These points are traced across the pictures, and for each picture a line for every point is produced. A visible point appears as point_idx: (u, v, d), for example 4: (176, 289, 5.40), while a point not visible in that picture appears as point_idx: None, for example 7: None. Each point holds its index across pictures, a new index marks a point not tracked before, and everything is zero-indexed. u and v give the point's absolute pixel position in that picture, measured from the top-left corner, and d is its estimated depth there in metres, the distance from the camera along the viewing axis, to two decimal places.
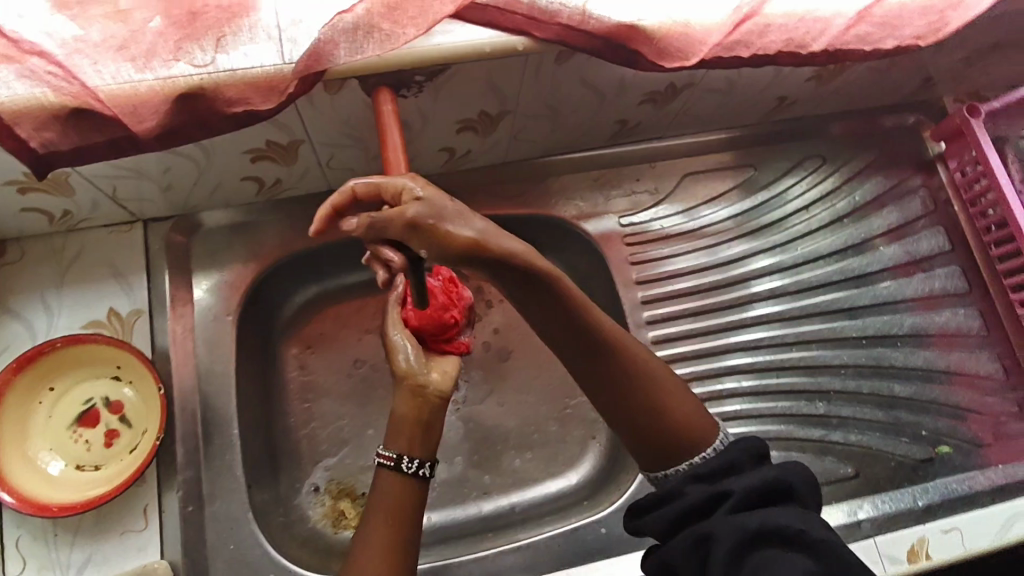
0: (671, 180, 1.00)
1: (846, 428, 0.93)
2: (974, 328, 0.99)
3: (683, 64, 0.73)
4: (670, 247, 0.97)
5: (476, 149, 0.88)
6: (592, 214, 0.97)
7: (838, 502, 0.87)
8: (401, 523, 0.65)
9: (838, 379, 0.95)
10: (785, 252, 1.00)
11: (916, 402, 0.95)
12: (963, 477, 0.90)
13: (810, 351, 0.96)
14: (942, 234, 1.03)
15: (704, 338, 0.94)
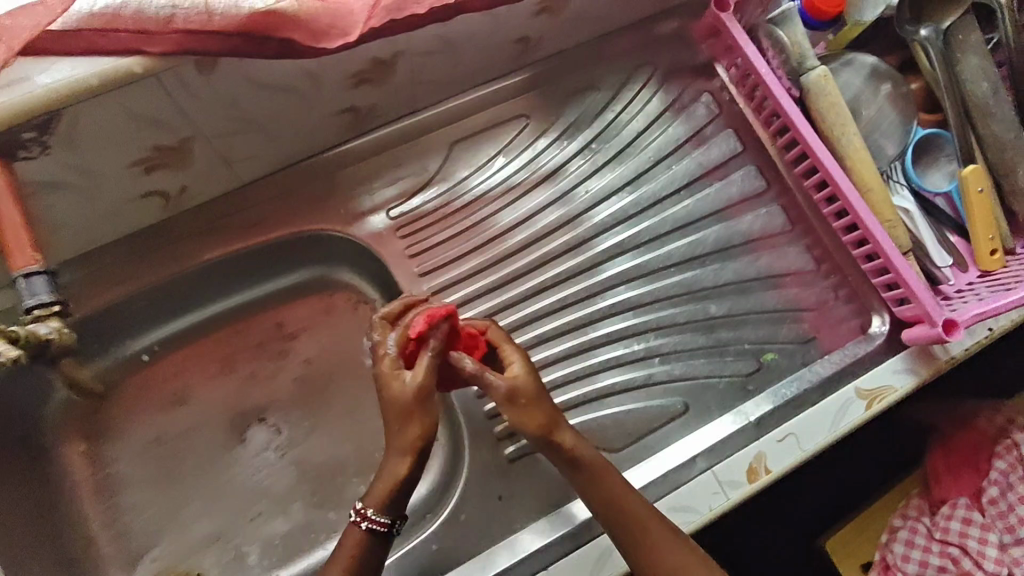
0: (438, 153, 0.92)
1: (673, 362, 0.89)
2: (779, 224, 0.96)
3: (346, 41, 0.63)
4: (450, 228, 0.90)
5: (191, 183, 0.78)
6: (355, 215, 0.89)
7: (671, 443, 0.84)
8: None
9: (653, 316, 0.91)
10: (592, 187, 0.94)
11: (737, 317, 0.92)
12: (791, 380, 0.88)
13: (620, 295, 0.91)
14: (733, 136, 0.99)
15: (508, 313, 0.88)
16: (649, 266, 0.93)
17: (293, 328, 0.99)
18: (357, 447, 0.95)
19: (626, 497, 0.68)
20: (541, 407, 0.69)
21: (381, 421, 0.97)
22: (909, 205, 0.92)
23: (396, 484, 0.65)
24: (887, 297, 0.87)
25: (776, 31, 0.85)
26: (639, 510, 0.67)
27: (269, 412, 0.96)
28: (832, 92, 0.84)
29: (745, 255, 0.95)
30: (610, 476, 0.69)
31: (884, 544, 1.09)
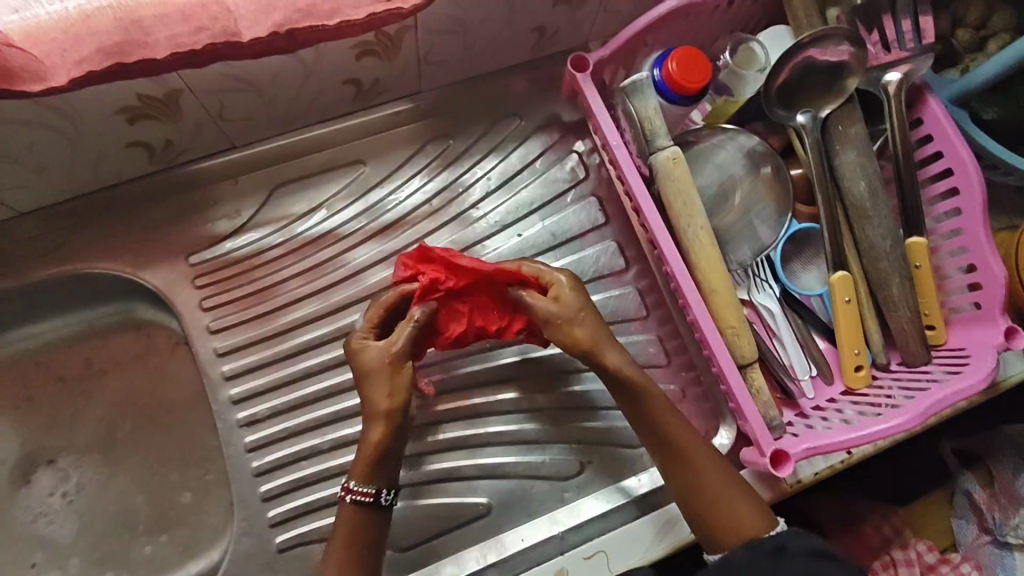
0: (257, 196, 0.84)
1: (491, 452, 0.80)
2: (635, 309, 0.87)
3: (47, 86, 0.53)
4: (256, 282, 0.83)
5: None
6: (153, 258, 0.81)
7: (467, 548, 0.76)
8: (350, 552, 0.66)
9: (472, 399, 0.81)
10: (442, 238, 0.87)
11: (568, 410, 0.82)
12: (614, 488, 0.78)
13: (436, 373, 0.82)
14: (595, 204, 0.90)
15: (310, 382, 0.81)
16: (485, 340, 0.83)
17: (100, 365, 0.89)
18: (152, 504, 0.86)
19: (666, 412, 0.71)
20: (582, 330, 0.72)
21: (183, 474, 0.87)
22: (772, 306, 0.84)
23: (373, 450, 0.69)
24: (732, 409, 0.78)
25: (628, 101, 0.75)
26: (671, 426, 0.71)
27: (62, 454, 0.87)
28: (681, 176, 0.74)
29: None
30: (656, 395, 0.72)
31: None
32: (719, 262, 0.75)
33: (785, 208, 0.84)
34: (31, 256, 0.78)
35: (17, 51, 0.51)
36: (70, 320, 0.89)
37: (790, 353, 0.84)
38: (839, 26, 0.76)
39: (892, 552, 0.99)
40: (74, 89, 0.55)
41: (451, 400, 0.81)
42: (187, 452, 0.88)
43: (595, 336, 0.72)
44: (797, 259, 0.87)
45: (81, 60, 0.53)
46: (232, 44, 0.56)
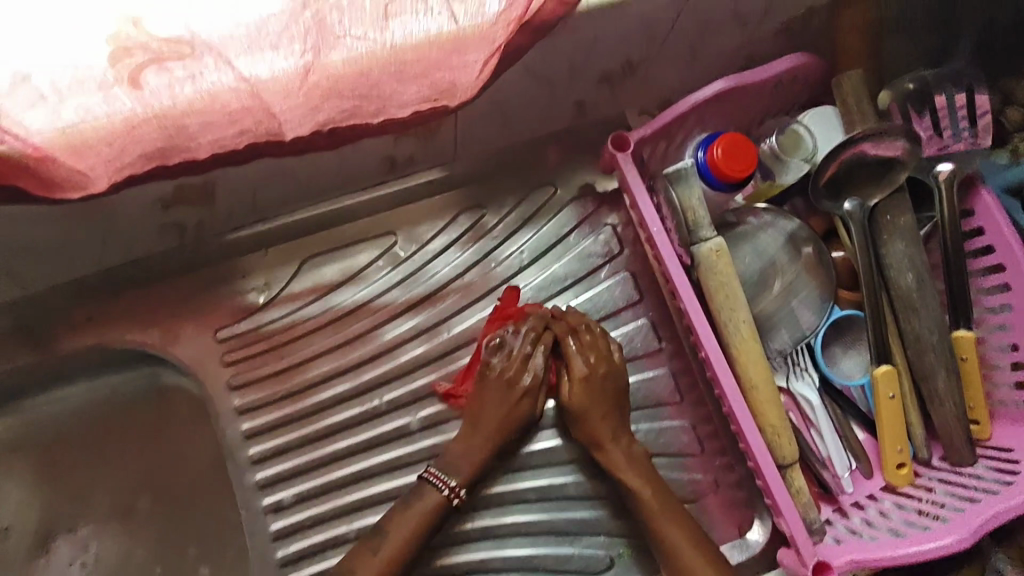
0: (287, 269, 0.82)
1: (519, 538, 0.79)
2: (669, 392, 0.84)
3: (86, 192, 0.52)
4: (283, 359, 0.82)
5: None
6: (183, 333, 0.81)
7: None
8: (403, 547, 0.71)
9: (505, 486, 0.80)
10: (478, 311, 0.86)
11: (593, 502, 0.80)
12: None
13: None
14: (629, 281, 0.87)
15: (339, 441, 0.81)
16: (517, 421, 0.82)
17: (122, 431, 0.88)
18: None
19: (661, 511, 0.73)
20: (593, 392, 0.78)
21: (205, 545, 0.86)
22: (811, 395, 0.82)
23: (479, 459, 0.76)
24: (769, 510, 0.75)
25: (671, 189, 0.73)
26: (667, 528, 0.72)
27: (83, 522, 0.85)
28: (723, 268, 0.72)
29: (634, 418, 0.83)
30: (664, 491, 0.75)
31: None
32: (761, 357, 0.73)
33: (827, 294, 0.82)
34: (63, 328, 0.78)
35: (60, 163, 0.49)
36: (93, 384, 0.87)
37: (828, 443, 0.81)
38: (896, 124, 0.72)
39: None
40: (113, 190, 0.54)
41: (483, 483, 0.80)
42: (208, 523, 0.86)
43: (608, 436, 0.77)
44: (838, 344, 0.84)
45: (122, 166, 0.51)
46: (273, 144, 0.55)
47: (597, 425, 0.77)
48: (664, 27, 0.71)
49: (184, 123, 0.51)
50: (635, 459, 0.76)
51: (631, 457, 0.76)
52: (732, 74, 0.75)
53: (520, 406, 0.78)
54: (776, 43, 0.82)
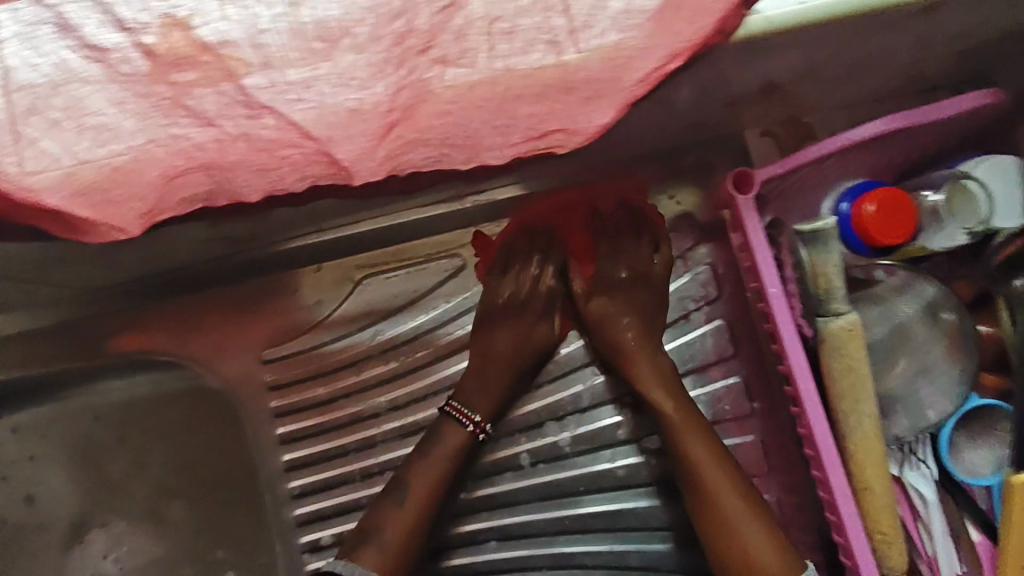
0: (341, 285, 0.73)
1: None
2: (752, 461, 0.76)
3: (100, 240, 0.41)
4: (328, 388, 0.72)
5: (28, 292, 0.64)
6: (225, 350, 0.72)
7: None
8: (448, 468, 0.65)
9: (568, 551, 0.72)
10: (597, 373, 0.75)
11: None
12: None
13: (522, 517, 0.73)
14: (724, 332, 0.76)
15: (397, 448, 0.71)
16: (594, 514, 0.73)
17: (155, 429, 0.84)
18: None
19: (707, 457, 0.63)
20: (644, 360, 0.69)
21: (224, 535, 0.83)
22: (926, 491, 0.70)
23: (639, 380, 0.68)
24: None
25: (800, 248, 0.61)
26: (700, 457, 0.63)
27: (116, 518, 0.84)
28: (851, 352, 0.60)
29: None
30: (670, 377, 0.68)
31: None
32: (880, 458, 0.62)
33: (966, 381, 0.69)
34: (87, 345, 0.72)
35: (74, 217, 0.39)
36: (150, 385, 0.84)
37: (935, 544, 0.70)
38: None
39: None
40: (143, 229, 0.43)
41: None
42: (231, 521, 0.83)
43: (653, 379, 0.67)
44: (961, 431, 0.71)
45: (151, 210, 0.41)
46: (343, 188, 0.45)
47: (643, 372, 0.68)
48: (828, 53, 0.56)
49: (230, 175, 0.41)
50: (686, 401, 0.66)
51: (711, 446, 0.64)
52: (899, 113, 0.63)
53: (537, 333, 0.72)
54: (956, 65, 0.66)
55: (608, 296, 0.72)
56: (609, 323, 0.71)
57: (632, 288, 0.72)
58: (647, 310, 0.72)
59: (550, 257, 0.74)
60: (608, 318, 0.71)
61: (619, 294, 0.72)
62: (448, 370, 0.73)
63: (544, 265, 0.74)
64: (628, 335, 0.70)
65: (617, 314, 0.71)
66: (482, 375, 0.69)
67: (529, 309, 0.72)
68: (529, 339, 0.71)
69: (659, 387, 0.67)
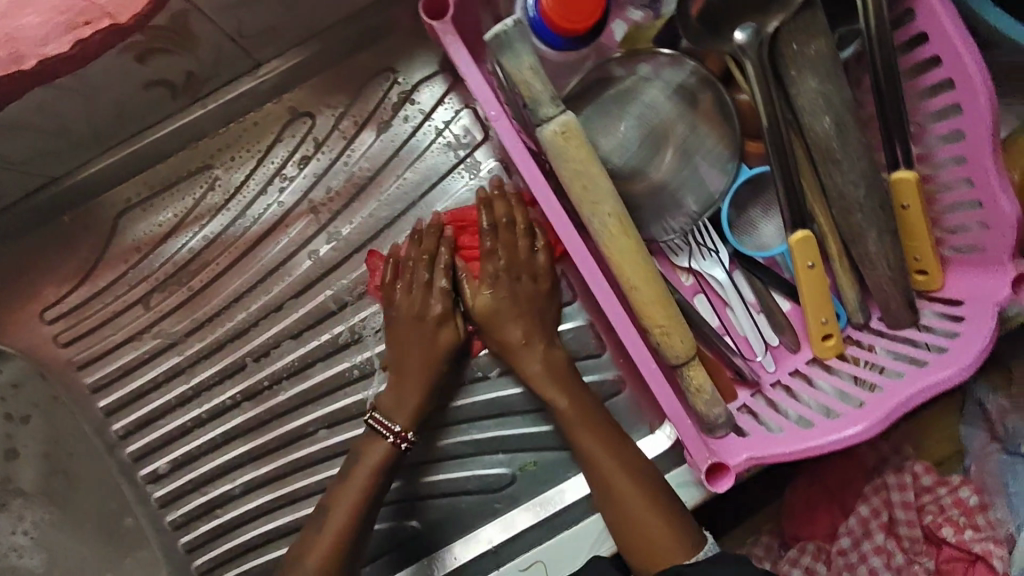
0: (100, 226, 0.71)
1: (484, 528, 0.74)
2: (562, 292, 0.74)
3: None
4: (124, 329, 0.72)
5: None
6: (9, 319, 0.71)
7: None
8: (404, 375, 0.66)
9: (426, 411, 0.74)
10: (386, 247, 0.73)
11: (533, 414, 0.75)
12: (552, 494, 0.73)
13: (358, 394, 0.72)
14: (502, 172, 0.73)
15: (206, 367, 0.72)
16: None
17: (18, 411, 0.87)
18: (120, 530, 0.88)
19: (615, 468, 0.62)
20: (505, 329, 0.65)
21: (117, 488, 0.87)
22: (718, 274, 0.70)
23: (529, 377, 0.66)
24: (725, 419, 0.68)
25: (497, 62, 0.57)
26: (592, 451, 0.63)
27: (13, 498, 0.88)
28: (576, 154, 0.58)
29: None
30: (567, 388, 0.65)
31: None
32: (640, 255, 0.61)
33: (733, 154, 0.67)
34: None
35: None
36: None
37: (743, 324, 0.72)
38: None
39: (885, 476, 0.99)
40: None
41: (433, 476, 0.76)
42: None
43: (548, 381, 0.65)
44: (757, 206, 0.71)
45: None
46: None
47: (517, 341, 0.65)
48: None
49: None
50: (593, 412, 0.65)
51: (628, 474, 0.62)
52: None
53: (540, 314, 0.66)
54: None
55: (492, 296, 0.65)
56: (494, 325, 0.65)
57: (504, 275, 0.65)
58: (523, 296, 0.65)
59: (435, 266, 0.67)
60: (496, 318, 0.65)
61: (500, 284, 0.65)
62: (233, 281, 0.72)
63: (442, 260, 0.67)
64: (516, 334, 0.65)
65: (511, 311, 0.65)
66: (422, 314, 0.67)
67: (426, 319, 0.67)
68: (433, 342, 0.66)
69: (566, 396, 0.65)
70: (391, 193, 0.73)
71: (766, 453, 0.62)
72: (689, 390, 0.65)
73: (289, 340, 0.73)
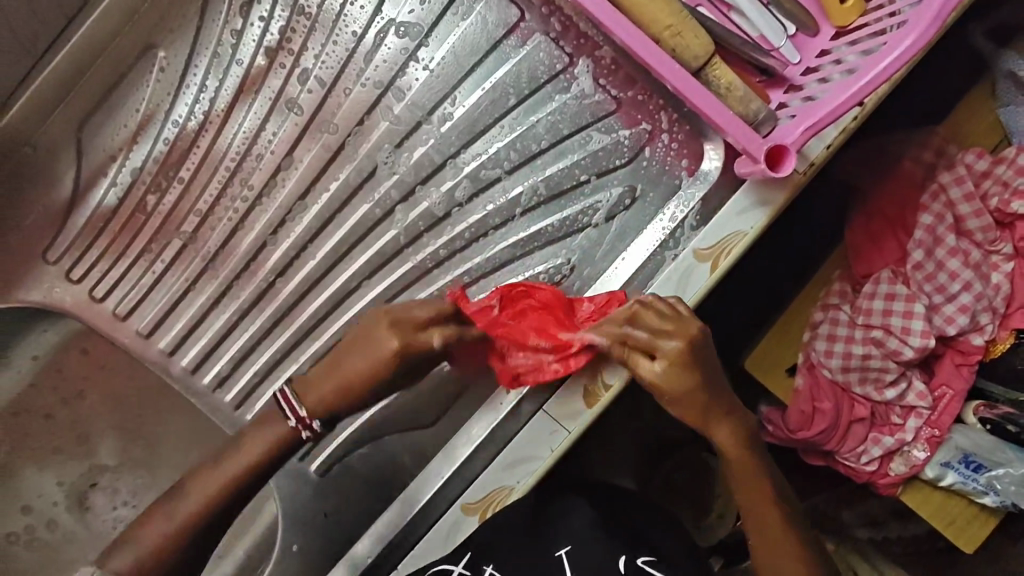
0: (68, 149, 0.67)
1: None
2: (559, 56, 0.68)
3: None
4: (132, 243, 0.68)
5: None
6: (14, 273, 0.68)
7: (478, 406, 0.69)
8: (355, 365, 0.62)
9: (490, 208, 0.69)
10: (362, 73, 0.68)
11: (604, 180, 0.70)
12: (630, 251, 0.67)
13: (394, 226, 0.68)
14: None
15: (225, 256, 0.69)
16: (452, 210, 0.69)
17: (72, 390, 0.85)
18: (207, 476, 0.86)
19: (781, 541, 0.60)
20: (686, 391, 0.60)
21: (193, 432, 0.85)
22: None
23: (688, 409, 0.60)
24: (779, 114, 0.64)
25: None
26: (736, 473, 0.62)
27: (99, 475, 0.86)
28: None
29: (531, 112, 0.69)
30: (705, 393, 0.60)
31: (807, 343, 0.95)
32: None
33: None
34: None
35: None
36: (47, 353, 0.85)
37: (754, 21, 0.66)
38: None
39: (938, 179, 0.90)
40: None
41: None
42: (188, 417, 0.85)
43: (714, 414, 0.61)
44: None
45: None
46: None
47: (694, 399, 0.60)
48: None
49: None
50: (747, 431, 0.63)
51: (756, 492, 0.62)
52: None
53: (694, 403, 0.60)
54: None
55: (673, 373, 0.59)
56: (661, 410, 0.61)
57: (694, 357, 0.59)
58: (692, 375, 0.59)
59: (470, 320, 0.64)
60: (678, 391, 0.59)
61: (686, 365, 0.59)
62: (218, 160, 0.68)
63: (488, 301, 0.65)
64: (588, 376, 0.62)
65: (692, 393, 0.60)
66: (375, 342, 0.62)
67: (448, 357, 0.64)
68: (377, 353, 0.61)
69: (699, 395, 0.60)
70: (347, 14, 0.67)
71: (822, 120, 0.58)
72: (720, 94, 0.61)
73: (297, 202, 0.68)
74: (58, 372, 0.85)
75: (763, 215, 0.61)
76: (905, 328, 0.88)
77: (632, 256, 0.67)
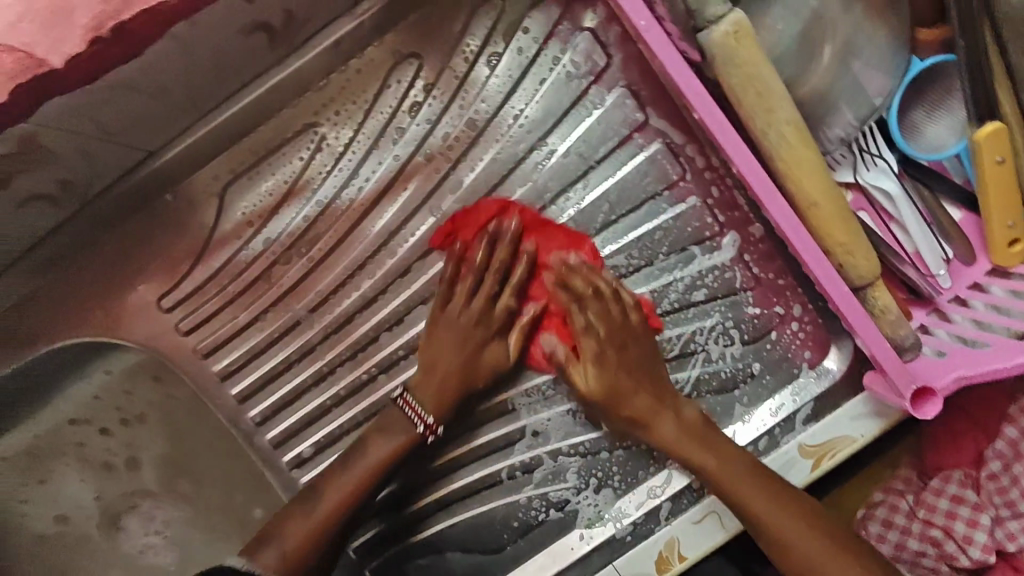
0: (206, 207, 0.67)
1: (617, 499, 0.67)
2: (710, 222, 0.68)
3: None
4: (244, 309, 0.68)
5: None
6: (125, 312, 0.68)
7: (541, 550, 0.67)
8: (458, 380, 0.64)
9: None
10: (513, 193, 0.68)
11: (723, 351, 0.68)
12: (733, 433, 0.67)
13: None
14: (632, 98, 0.67)
15: (332, 343, 0.68)
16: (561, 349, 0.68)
17: (133, 411, 0.85)
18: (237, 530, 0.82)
19: (803, 534, 0.57)
20: (659, 392, 0.63)
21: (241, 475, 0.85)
22: (888, 185, 0.63)
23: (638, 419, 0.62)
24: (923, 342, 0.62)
25: None
26: (719, 475, 0.59)
27: (139, 497, 0.86)
28: (750, 56, 0.51)
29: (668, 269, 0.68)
30: (653, 394, 0.63)
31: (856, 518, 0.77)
32: (815, 158, 0.55)
33: (903, 48, 0.60)
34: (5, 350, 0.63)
35: None
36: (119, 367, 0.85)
37: (914, 237, 0.63)
38: None
39: None
40: None
41: (559, 431, 0.69)
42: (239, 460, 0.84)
43: (682, 443, 0.61)
44: (918, 107, 0.64)
45: None
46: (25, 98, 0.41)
47: (671, 419, 0.61)
48: None
49: None
50: (719, 441, 0.61)
51: (771, 496, 0.57)
52: None
53: (684, 413, 0.62)
54: None
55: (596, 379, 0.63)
56: (620, 402, 0.62)
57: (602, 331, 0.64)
58: (626, 361, 0.63)
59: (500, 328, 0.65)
60: (616, 394, 0.62)
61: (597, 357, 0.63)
62: (354, 246, 0.67)
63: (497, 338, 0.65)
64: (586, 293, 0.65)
65: (619, 378, 0.63)
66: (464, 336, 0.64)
67: (480, 331, 0.64)
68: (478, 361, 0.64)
69: (665, 406, 0.62)
70: (512, 134, 0.67)
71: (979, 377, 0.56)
72: (873, 313, 0.59)
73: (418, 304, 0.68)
74: (125, 389, 0.85)
75: (881, 424, 0.62)
76: (967, 535, 0.70)
77: (742, 432, 0.67)
